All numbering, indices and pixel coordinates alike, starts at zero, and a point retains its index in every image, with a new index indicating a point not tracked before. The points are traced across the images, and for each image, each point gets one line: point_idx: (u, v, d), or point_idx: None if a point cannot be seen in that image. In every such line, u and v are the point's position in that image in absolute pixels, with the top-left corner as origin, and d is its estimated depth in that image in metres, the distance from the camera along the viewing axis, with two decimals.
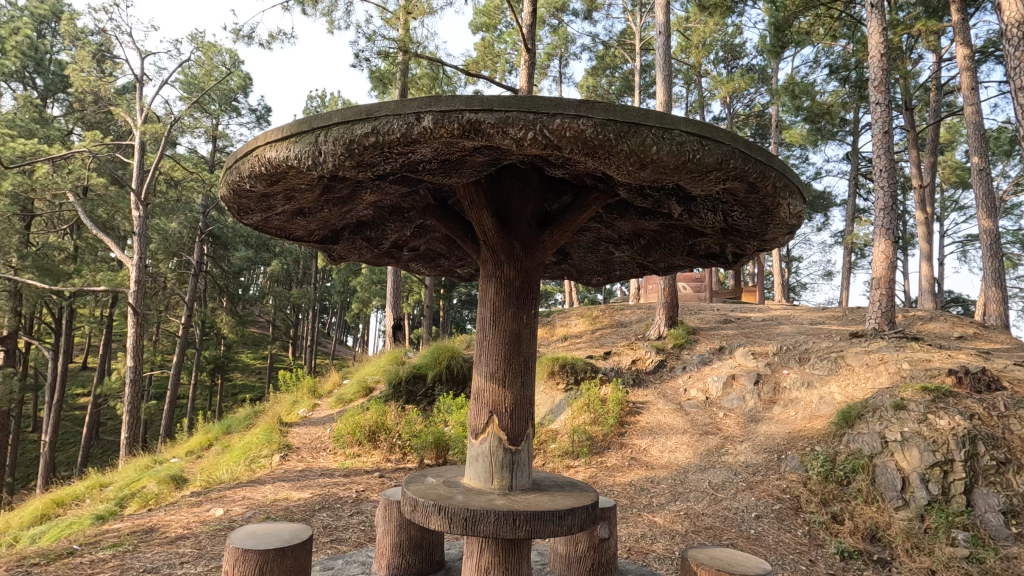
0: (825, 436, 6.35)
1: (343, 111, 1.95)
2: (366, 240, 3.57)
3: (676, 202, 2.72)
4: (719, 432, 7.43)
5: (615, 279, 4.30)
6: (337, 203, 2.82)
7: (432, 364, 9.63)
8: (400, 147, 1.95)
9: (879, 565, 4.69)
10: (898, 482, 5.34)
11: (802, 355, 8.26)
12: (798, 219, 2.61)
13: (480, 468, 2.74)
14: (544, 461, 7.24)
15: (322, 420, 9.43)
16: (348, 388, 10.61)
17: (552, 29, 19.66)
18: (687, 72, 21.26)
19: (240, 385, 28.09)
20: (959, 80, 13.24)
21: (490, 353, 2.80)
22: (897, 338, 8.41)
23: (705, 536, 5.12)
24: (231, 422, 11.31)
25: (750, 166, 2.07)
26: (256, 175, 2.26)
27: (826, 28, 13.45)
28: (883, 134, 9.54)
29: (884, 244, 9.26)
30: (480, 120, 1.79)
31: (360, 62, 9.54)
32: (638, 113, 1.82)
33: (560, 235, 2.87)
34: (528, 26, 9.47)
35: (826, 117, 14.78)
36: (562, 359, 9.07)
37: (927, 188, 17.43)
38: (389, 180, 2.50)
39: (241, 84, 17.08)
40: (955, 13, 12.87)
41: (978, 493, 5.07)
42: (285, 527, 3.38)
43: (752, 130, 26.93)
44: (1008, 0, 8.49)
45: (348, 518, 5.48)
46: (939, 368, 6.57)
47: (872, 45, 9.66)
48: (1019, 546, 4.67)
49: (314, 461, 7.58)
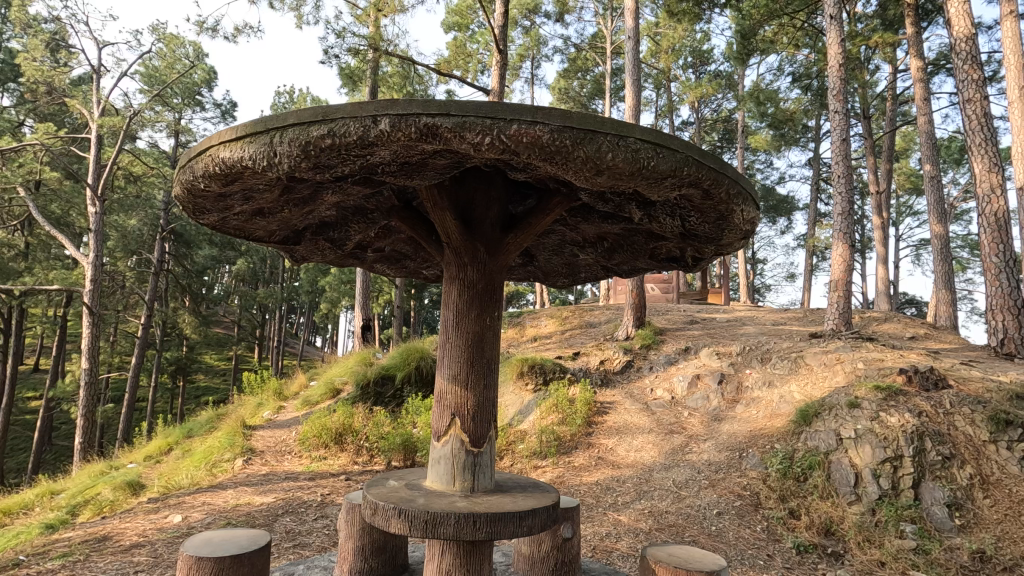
0: (785, 434, 6.53)
1: (299, 112, 1.93)
2: (329, 241, 3.53)
3: (637, 206, 2.77)
4: (684, 430, 7.57)
5: (580, 281, 4.34)
6: (296, 203, 2.77)
7: (401, 364, 9.59)
8: (358, 150, 1.93)
9: (833, 558, 4.85)
10: (851, 478, 5.54)
11: (763, 355, 8.49)
12: (752, 225, 2.70)
13: (442, 470, 2.73)
14: (512, 462, 7.26)
15: (287, 422, 9.27)
16: (315, 390, 10.48)
17: (525, 30, 19.81)
18: (657, 77, 21.70)
19: (203, 388, 27.35)
20: (913, 91, 13.76)
21: (453, 356, 2.81)
22: (854, 339, 8.73)
23: (668, 533, 5.23)
24: (192, 426, 11.00)
25: (705, 172, 2.12)
26: (210, 175, 2.21)
27: (790, 37, 13.82)
28: (841, 141, 9.86)
29: (842, 247, 9.61)
30: (438, 124, 1.80)
31: (329, 58, 9.47)
32: (594, 120, 1.85)
33: (524, 237, 2.89)
34: (499, 27, 9.50)
35: (789, 123, 15.32)
36: (531, 360, 9.15)
37: (884, 194, 18.12)
38: (349, 181, 2.48)
39: (205, 78, 16.63)
40: (910, 26, 13.30)
41: (926, 488, 5.29)
42: (242, 533, 3.30)
43: (719, 135, 27.61)
44: (957, 14, 9.08)
45: (312, 522, 5.40)
46: (891, 368, 6.83)
47: (832, 55, 9.99)
48: (961, 537, 4.89)
49: (278, 464, 7.45)
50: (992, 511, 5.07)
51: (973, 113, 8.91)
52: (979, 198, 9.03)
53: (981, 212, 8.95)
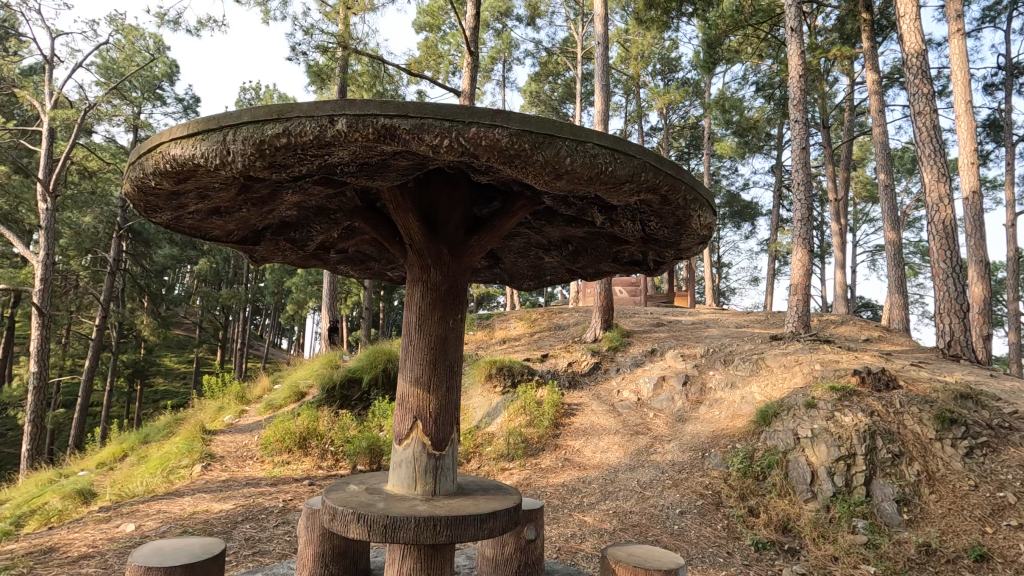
0: (745, 433, 6.71)
1: (253, 110, 1.89)
2: (291, 241, 3.47)
3: (599, 211, 2.80)
4: (649, 431, 7.70)
5: (546, 284, 4.38)
6: (255, 203, 2.72)
7: (368, 367, 9.48)
8: (315, 150, 1.91)
9: (789, 554, 4.99)
10: (807, 476, 5.72)
11: (727, 357, 8.71)
12: (708, 230, 2.76)
13: (403, 473, 2.71)
14: (479, 464, 7.26)
15: (249, 426, 9.07)
16: (278, 393, 10.25)
17: (496, 33, 19.87)
18: (627, 82, 22.04)
19: (162, 392, 26.46)
20: (868, 102, 14.32)
21: (415, 358, 2.79)
22: (812, 341, 9.04)
23: (632, 533, 5.30)
24: (149, 431, 10.61)
25: (661, 179, 2.17)
26: (160, 173, 2.15)
27: (754, 48, 14.25)
28: (800, 149, 10.16)
29: (801, 252, 9.92)
30: (396, 126, 1.79)
31: (297, 56, 9.32)
32: (552, 124, 1.87)
33: (487, 240, 2.89)
34: (471, 29, 9.50)
35: (752, 131, 15.77)
36: (499, 362, 9.17)
37: (842, 201, 18.74)
38: (308, 181, 2.44)
39: (166, 72, 16.12)
40: (866, 41, 13.77)
41: (876, 484, 5.49)
42: (195, 542, 3.21)
43: (687, 141, 28.20)
44: (909, 31, 9.53)
45: (273, 529, 5.27)
46: (847, 369, 7.09)
47: (793, 66, 10.30)
48: (909, 531, 5.07)
49: (239, 470, 7.27)
50: (938, 506, 5.26)
51: (923, 126, 9.34)
52: (928, 206, 9.46)
53: (930, 220, 9.38)
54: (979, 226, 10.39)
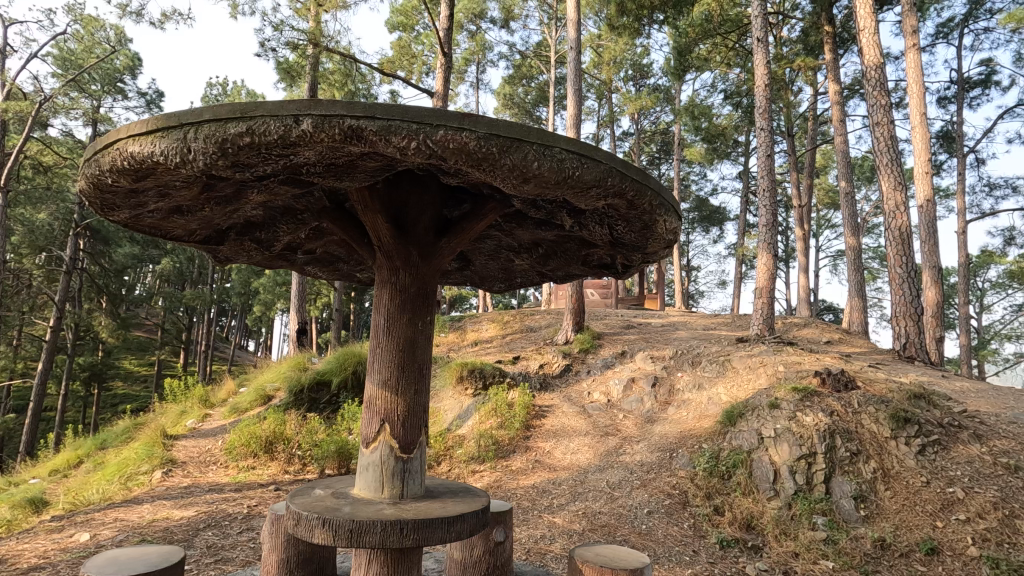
0: (711, 434, 6.86)
1: (216, 108, 1.85)
2: (256, 242, 3.40)
3: (568, 214, 2.83)
4: (618, 432, 7.79)
5: (516, 286, 4.40)
6: (218, 202, 2.66)
7: (338, 369, 9.35)
8: (280, 150, 1.88)
9: (752, 551, 5.12)
10: (770, 475, 5.88)
11: (694, 359, 8.89)
12: (674, 234, 2.82)
13: (370, 477, 2.68)
14: (449, 468, 7.24)
15: (213, 431, 8.83)
16: (244, 396, 10.00)
17: (470, 34, 19.88)
18: (600, 87, 22.33)
19: (121, 396, 25.53)
20: (830, 112, 14.80)
21: (383, 361, 2.77)
22: (776, 343, 9.29)
23: (601, 533, 5.35)
24: (106, 436, 10.22)
25: (627, 184, 2.21)
26: (118, 170, 2.08)
27: (722, 57, 14.60)
28: (766, 156, 10.44)
29: (766, 257, 10.19)
30: (363, 127, 1.78)
31: (266, 52, 9.15)
32: (520, 129, 1.89)
33: (457, 242, 2.89)
34: (444, 30, 9.47)
35: (720, 137, 16.15)
36: (471, 364, 9.15)
37: (805, 207, 19.31)
38: (272, 181, 2.40)
39: (128, 65, 15.62)
40: (828, 52, 14.22)
41: (835, 482, 5.67)
42: (153, 551, 3.11)
43: (658, 147, 28.68)
44: (868, 45, 9.91)
45: (236, 536, 5.14)
46: (808, 371, 7.31)
47: (759, 75, 10.59)
48: (865, 527, 5.25)
49: (202, 475, 7.07)
50: (893, 502, 5.45)
51: (881, 136, 9.70)
52: (886, 214, 9.83)
53: (888, 227, 9.75)
54: (933, 232, 10.83)
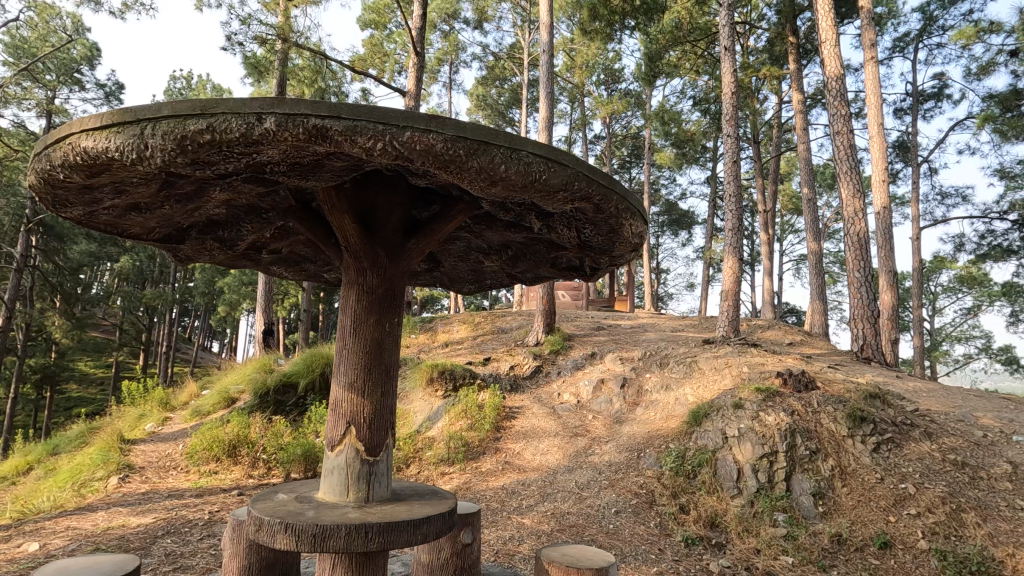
0: (678, 434, 6.98)
1: (174, 104, 1.80)
2: (218, 241, 3.32)
3: (537, 217, 2.85)
4: (588, 433, 7.86)
5: (486, 287, 4.40)
6: (179, 199, 2.58)
7: (304, 371, 9.18)
8: (242, 147, 1.85)
9: (716, 548, 5.23)
10: (734, 473, 6.02)
11: (662, 360, 9.05)
12: (640, 238, 2.87)
13: (335, 481, 2.65)
14: (419, 470, 7.19)
15: (173, 435, 8.56)
16: (206, 399, 9.72)
17: (443, 34, 19.82)
18: (572, 91, 22.53)
19: (75, 400, 24.49)
20: (794, 120, 15.25)
21: (349, 363, 2.74)
22: (741, 345, 9.52)
23: (569, 534, 5.39)
24: (59, 442, 9.79)
25: (594, 189, 2.24)
26: (70, 165, 2.01)
27: (691, 64, 14.91)
28: (732, 162, 10.69)
29: (732, 260, 10.44)
30: (328, 126, 1.76)
31: (232, 45, 8.95)
32: (487, 132, 1.89)
33: (426, 243, 2.88)
34: (417, 29, 9.42)
35: (689, 143, 16.51)
36: (441, 366, 9.11)
37: (770, 213, 19.82)
38: (236, 179, 2.35)
39: (85, 55, 15.05)
40: (792, 62, 14.64)
41: (796, 480, 5.84)
42: (106, 560, 3.00)
43: (629, 151, 29.08)
44: (830, 57, 10.27)
45: (197, 543, 5.00)
46: (771, 372, 7.51)
47: (727, 83, 10.85)
48: (823, 522, 5.42)
49: (161, 481, 6.84)
50: (849, 498, 5.64)
51: (841, 144, 10.06)
52: (845, 219, 10.18)
53: (847, 232, 10.10)
54: (889, 238, 11.28)
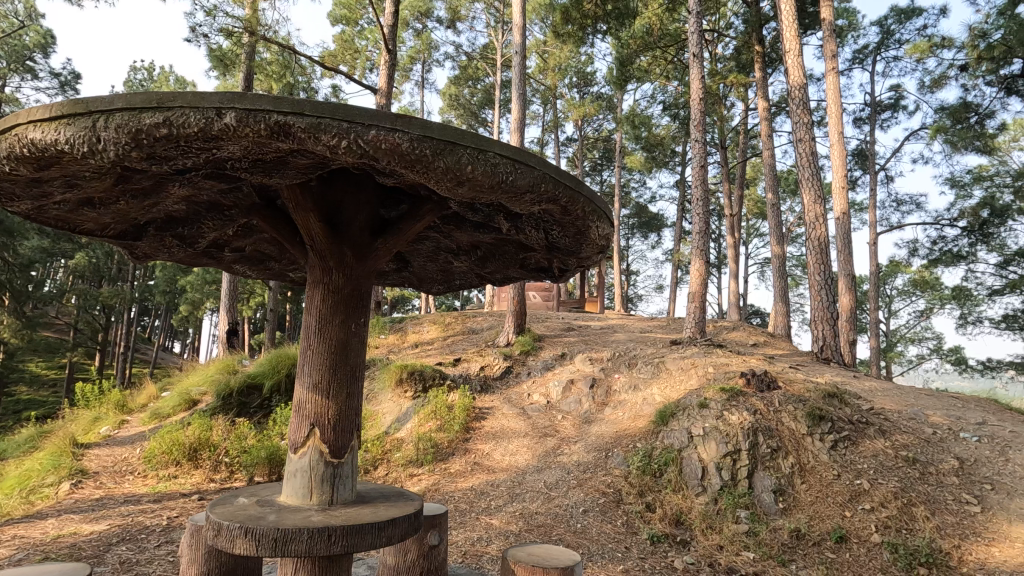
0: (645, 433, 7.09)
1: (129, 96, 1.74)
2: (178, 238, 3.22)
3: (505, 218, 2.85)
4: (557, 433, 7.92)
5: (455, 288, 4.39)
6: (136, 195, 2.50)
7: (269, 372, 9.00)
8: (201, 143, 1.80)
9: (680, 545, 5.33)
10: (699, 472, 6.14)
11: (631, 361, 9.17)
12: (606, 240, 2.90)
13: (298, 484, 2.60)
14: (387, 471, 7.12)
15: (130, 439, 8.26)
16: (166, 401, 9.40)
17: (416, 32, 19.66)
18: (545, 93, 22.64)
19: (25, 403, 23.38)
20: (759, 126, 15.64)
21: (314, 364, 2.69)
22: (706, 346, 9.73)
23: (537, 534, 5.41)
24: (5, 447, 9.32)
25: (561, 191, 2.26)
26: (16, 157, 1.92)
27: (661, 69, 15.17)
28: (700, 166, 10.90)
29: (699, 263, 10.64)
30: (290, 123, 1.73)
31: (196, 37, 8.69)
32: (454, 132, 1.89)
33: (394, 243, 2.85)
34: (389, 26, 9.32)
35: (658, 147, 16.83)
36: (410, 367, 9.04)
37: (736, 216, 20.29)
38: (195, 174, 2.28)
39: (38, 42, 14.42)
40: (758, 71, 15.01)
41: (757, 477, 5.99)
42: (56, 569, 2.89)
43: (600, 154, 29.39)
44: (793, 66, 10.58)
45: (153, 550, 4.84)
46: (735, 372, 7.69)
47: (695, 89, 11.06)
48: (783, 518, 5.58)
49: (117, 486, 6.59)
50: (808, 494, 5.82)
51: (803, 151, 10.38)
52: (807, 224, 10.50)
53: (809, 237, 10.42)
54: (848, 243, 11.68)
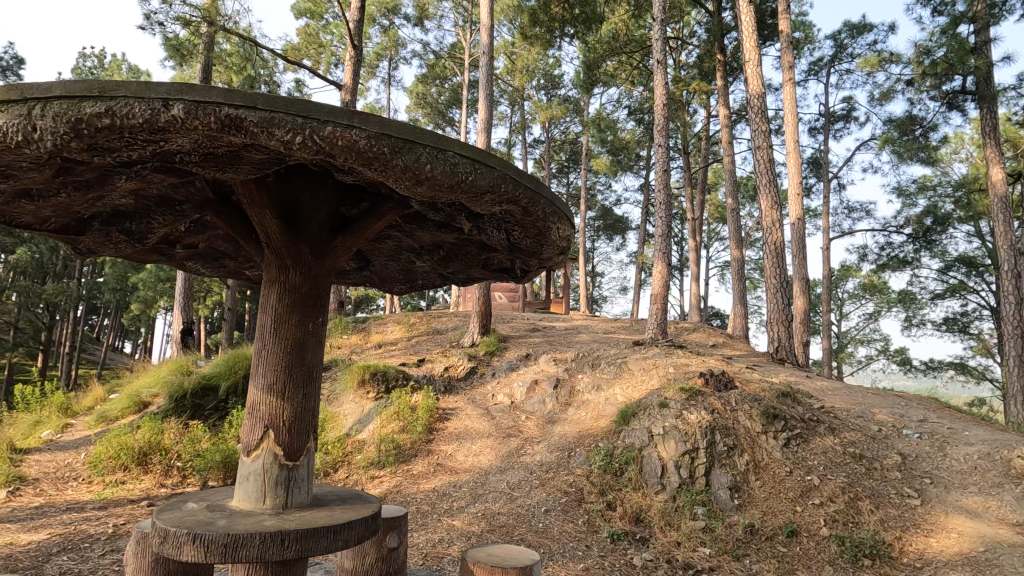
0: (607, 433, 7.19)
1: (69, 84, 1.66)
2: (125, 234, 3.08)
3: (466, 218, 2.84)
4: (520, 433, 7.95)
5: (417, 287, 4.36)
6: (79, 187, 2.38)
7: (226, 373, 8.73)
8: (148, 134, 1.73)
9: (640, 543, 5.42)
10: (658, 470, 6.26)
11: (594, 361, 9.28)
12: (567, 242, 2.93)
13: (250, 488, 2.53)
14: (347, 474, 7.00)
15: (74, 443, 7.87)
16: (114, 404, 9.00)
17: (382, 29, 19.43)
18: (512, 94, 22.71)
19: None
20: (720, 133, 16.06)
21: (269, 364, 2.63)
22: (667, 346, 9.95)
23: (499, 534, 5.41)
24: None
25: (521, 192, 2.27)
26: None
27: (627, 74, 15.41)
28: (663, 170, 11.13)
29: (661, 265, 10.85)
30: (242, 117, 1.69)
31: (151, 25, 8.36)
32: (413, 131, 1.88)
33: (353, 241, 2.80)
34: (355, 21, 9.17)
35: (623, 150, 17.10)
36: (373, 368, 8.92)
37: (698, 221, 20.79)
38: (142, 167, 2.20)
39: None
40: (719, 79, 15.42)
41: (714, 474, 6.14)
42: None
43: (566, 156, 29.63)
44: (752, 75, 10.92)
45: (97, 559, 4.62)
46: (694, 372, 7.88)
47: (659, 94, 11.26)
48: (738, 514, 5.74)
49: (59, 493, 6.27)
50: (762, 490, 6.00)
51: (761, 158, 10.71)
52: (764, 229, 10.84)
53: (766, 241, 10.76)
54: (803, 247, 12.12)
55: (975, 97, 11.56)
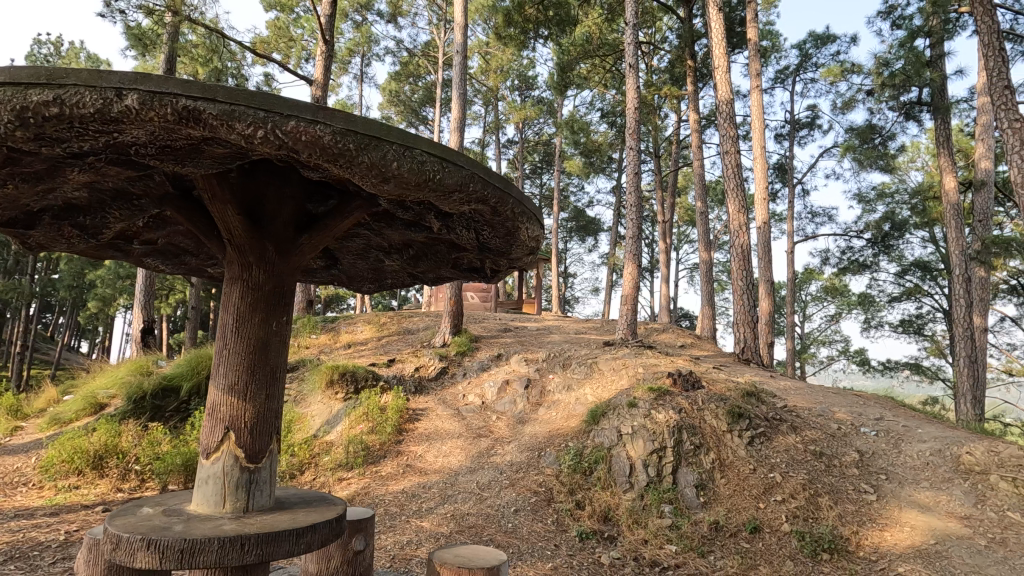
0: (577, 432, 7.25)
1: (14, 70, 1.59)
2: (79, 228, 2.96)
3: (436, 216, 2.82)
4: (491, 434, 7.94)
5: (385, 287, 4.31)
6: (27, 179, 2.28)
7: (188, 373, 8.49)
8: (100, 125, 1.67)
9: (608, 541, 5.47)
10: (627, 469, 6.34)
11: (565, 362, 9.33)
12: (536, 242, 2.94)
13: (209, 491, 2.46)
14: (314, 476, 6.88)
15: (24, 447, 7.51)
16: (68, 405, 8.63)
17: (355, 25, 19.15)
18: (486, 94, 22.67)
19: None
20: (690, 137, 16.35)
21: (230, 364, 2.56)
22: (637, 347, 10.07)
23: (467, 535, 5.38)
24: None
25: (489, 191, 2.26)
26: None
27: (599, 77, 15.55)
28: (634, 173, 11.26)
29: (632, 266, 10.98)
30: (200, 109, 1.64)
31: (112, 12, 8.06)
32: (379, 127, 1.86)
33: (320, 239, 2.75)
34: (326, 16, 9.02)
35: (595, 153, 17.25)
36: (342, 368, 8.79)
37: (667, 223, 21.13)
38: (95, 160, 2.12)
39: None
40: (690, 84, 15.70)
41: (681, 473, 6.24)
42: None
43: (540, 158, 29.74)
44: (721, 81, 11.15)
45: (47, 568, 4.43)
46: (663, 372, 8.00)
47: (632, 97, 11.39)
48: (703, 511, 5.85)
49: (6, 499, 5.98)
50: (726, 488, 6.13)
51: (728, 163, 10.94)
52: (732, 232, 11.06)
53: (733, 244, 10.99)
54: (768, 250, 12.43)
55: (931, 108, 12.04)
